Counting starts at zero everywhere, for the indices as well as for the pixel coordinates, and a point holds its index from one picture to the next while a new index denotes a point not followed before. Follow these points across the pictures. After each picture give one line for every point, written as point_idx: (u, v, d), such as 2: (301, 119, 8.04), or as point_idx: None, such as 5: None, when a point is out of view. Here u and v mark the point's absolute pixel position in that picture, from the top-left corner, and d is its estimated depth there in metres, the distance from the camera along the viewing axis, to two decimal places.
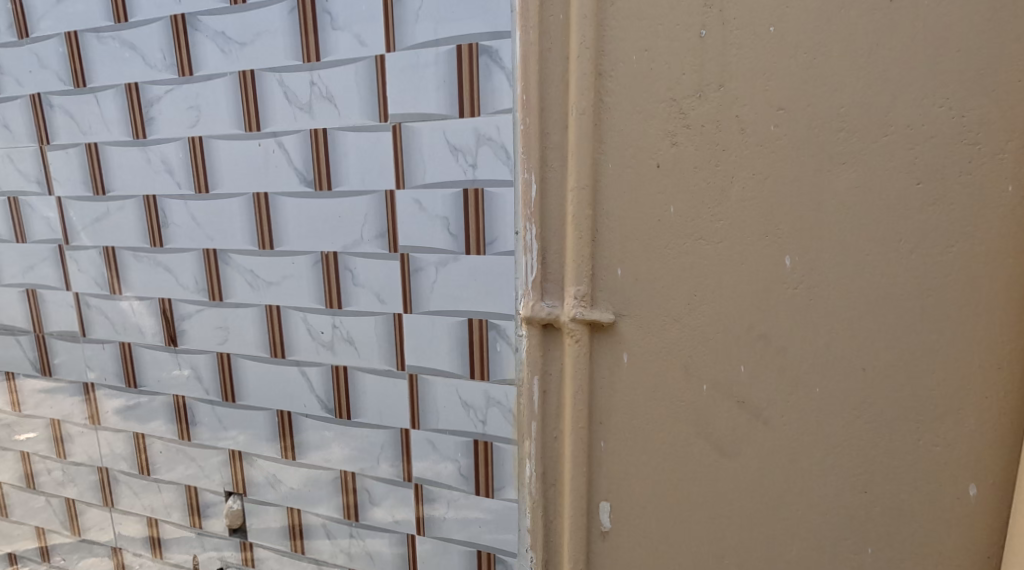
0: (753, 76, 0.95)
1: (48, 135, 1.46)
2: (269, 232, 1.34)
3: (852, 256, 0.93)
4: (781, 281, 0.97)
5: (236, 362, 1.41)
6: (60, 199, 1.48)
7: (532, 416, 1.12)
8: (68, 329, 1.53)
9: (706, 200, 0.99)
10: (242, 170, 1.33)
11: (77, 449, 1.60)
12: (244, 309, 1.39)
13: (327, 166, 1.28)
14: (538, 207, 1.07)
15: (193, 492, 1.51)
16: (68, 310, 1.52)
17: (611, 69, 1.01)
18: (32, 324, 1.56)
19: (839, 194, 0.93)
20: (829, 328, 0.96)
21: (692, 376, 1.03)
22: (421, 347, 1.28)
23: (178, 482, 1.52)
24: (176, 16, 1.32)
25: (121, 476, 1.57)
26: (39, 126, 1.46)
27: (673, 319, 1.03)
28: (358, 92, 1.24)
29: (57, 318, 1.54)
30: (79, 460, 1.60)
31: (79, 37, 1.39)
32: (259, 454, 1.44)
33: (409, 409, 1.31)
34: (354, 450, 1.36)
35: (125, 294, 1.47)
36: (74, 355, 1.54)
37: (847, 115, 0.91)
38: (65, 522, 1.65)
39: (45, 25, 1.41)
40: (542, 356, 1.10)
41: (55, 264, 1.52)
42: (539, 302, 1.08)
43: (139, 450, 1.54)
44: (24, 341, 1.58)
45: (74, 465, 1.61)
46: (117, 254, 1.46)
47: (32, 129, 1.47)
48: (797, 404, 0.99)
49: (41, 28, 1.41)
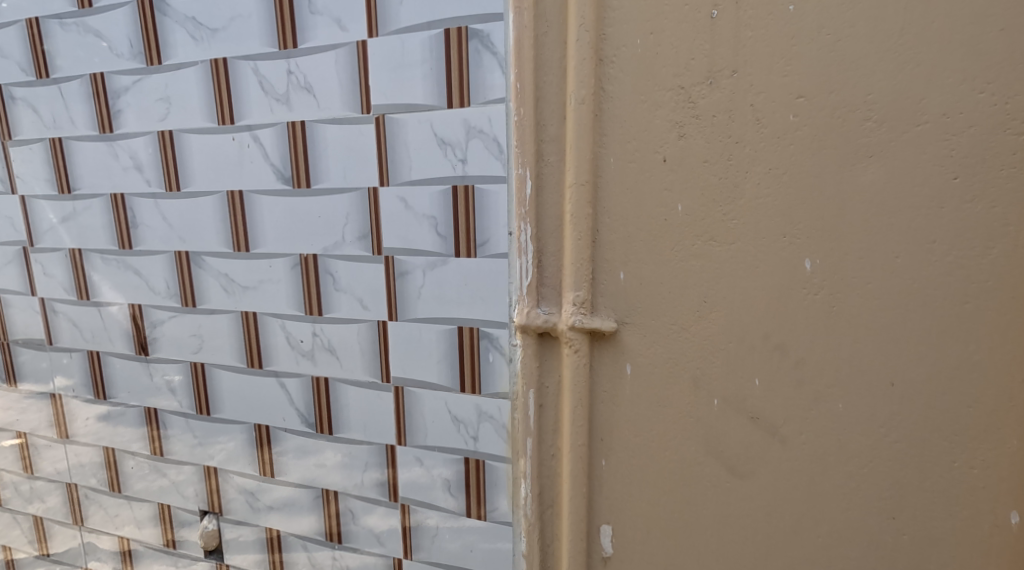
0: (770, 60, 0.86)
1: (10, 129, 1.36)
2: (244, 233, 1.25)
3: (880, 259, 0.84)
4: (800, 286, 0.88)
5: (210, 371, 1.32)
6: (23, 198, 1.39)
7: (527, 433, 1.03)
8: (33, 336, 1.44)
9: (718, 198, 0.90)
10: (216, 167, 1.25)
11: (45, 463, 1.51)
12: (218, 316, 1.30)
13: (305, 161, 1.19)
14: (533, 206, 0.98)
15: (166, 510, 1.43)
16: (34, 316, 1.43)
17: (613, 55, 0.92)
18: None
19: (865, 190, 0.84)
20: (853, 338, 0.87)
21: (702, 389, 0.95)
22: (408, 357, 1.19)
23: (151, 499, 1.43)
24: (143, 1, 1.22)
25: (91, 493, 1.48)
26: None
27: (681, 328, 0.94)
28: (339, 81, 1.15)
29: (22, 325, 1.45)
30: (47, 475, 1.51)
31: (40, 24, 1.29)
32: (236, 471, 1.35)
33: (395, 423, 1.22)
34: (338, 466, 1.28)
35: (93, 300, 1.38)
36: (41, 364, 1.46)
37: (874, 103, 0.82)
38: (33, 539, 1.56)
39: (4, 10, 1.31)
40: (538, 368, 1.01)
41: (20, 268, 1.43)
42: (535, 308, 0.99)
43: (109, 465, 1.45)
44: None
45: (42, 480, 1.52)
46: (84, 256, 1.37)
47: None
48: (817, 421, 0.90)
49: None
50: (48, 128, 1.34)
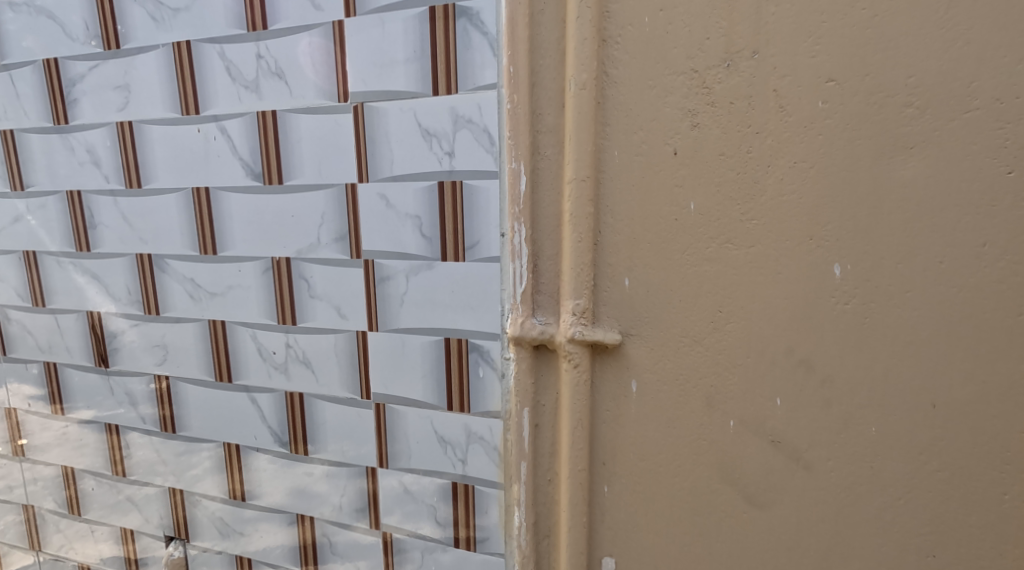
0: (795, 39, 0.76)
1: None
2: (211, 235, 1.15)
3: (921, 264, 0.74)
4: (828, 295, 0.78)
5: (176, 385, 1.22)
6: None
7: (521, 456, 0.92)
8: None
9: (735, 195, 0.80)
10: (179, 161, 1.14)
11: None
12: (184, 325, 1.19)
13: (277, 156, 1.09)
14: (529, 204, 0.88)
15: (130, 535, 1.33)
16: None
17: (617, 35, 0.82)
18: None
19: (904, 186, 0.74)
20: (890, 354, 0.76)
21: (716, 409, 0.84)
22: (390, 372, 1.09)
23: (114, 524, 1.33)
24: None
25: (48, 516, 1.38)
26: None
27: (693, 341, 0.84)
28: (313, 67, 1.05)
29: None
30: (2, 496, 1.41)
31: None
32: (204, 494, 1.25)
33: (375, 445, 1.12)
34: (314, 490, 1.18)
35: (49, 306, 1.27)
36: None
37: (917, 86, 0.72)
38: None
39: None
40: (533, 384, 0.90)
41: None
42: (529, 318, 0.89)
43: (69, 485, 1.35)
44: None
45: None
46: (39, 259, 1.26)
47: None
48: (848, 445, 0.79)
49: None
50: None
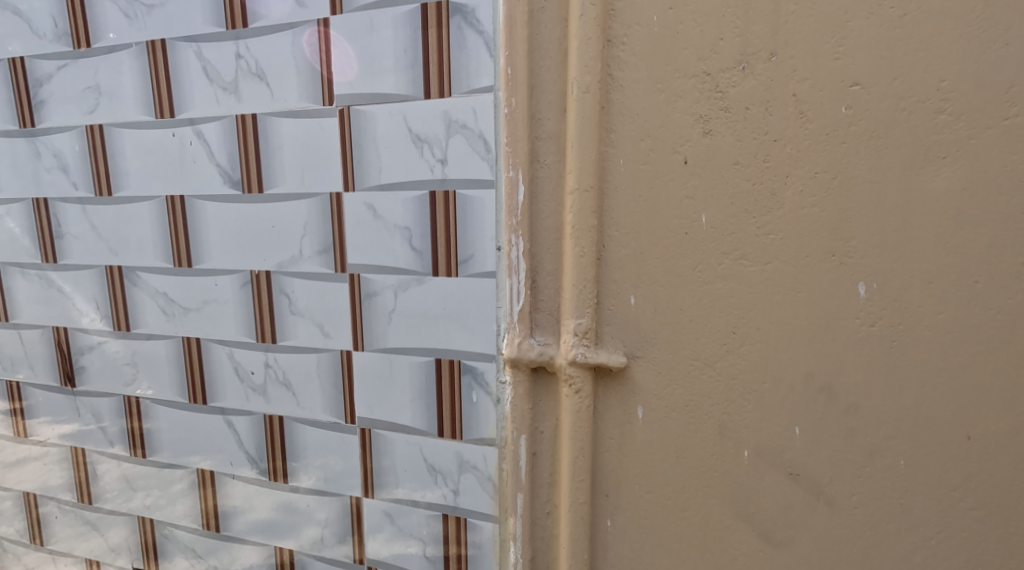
0: (817, 39, 0.70)
1: None
2: (185, 246, 1.08)
3: (955, 283, 0.68)
4: (851, 315, 0.71)
5: (147, 407, 1.15)
6: None
7: (518, 487, 0.86)
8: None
9: (750, 207, 0.74)
10: (153, 166, 1.08)
11: None
12: (157, 342, 1.12)
13: (257, 164, 1.03)
14: (527, 216, 0.81)
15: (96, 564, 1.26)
16: None
17: (623, 34, 0.76)
18: None
19: (936, 199, 0.68)
20: (920, 382, 0.70)
21: (729, 438, 0.77)
22: (376, 394, 1.03)
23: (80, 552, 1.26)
24: None
25: (8, 544, 1.32)
26: None
27: (704, 365, 0.77)
28: (300, 71, 0.99)
29: None
30: None
31: None
32: (176, 523, 1.18)
33: (358, 473, 1.06)
34: (294, 518, 1.11)
35: (13, 320, 1.21)
36: None
37: (950, 90, 0.66)
38: None
39: None
40: (531, 411, 0.84)
41: None
42: (527, 338, 0.82)
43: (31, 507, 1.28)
44: None
45: None
46: (4, 270, 1.20)
47: None
48: (874, 480, 0.73)
49: None
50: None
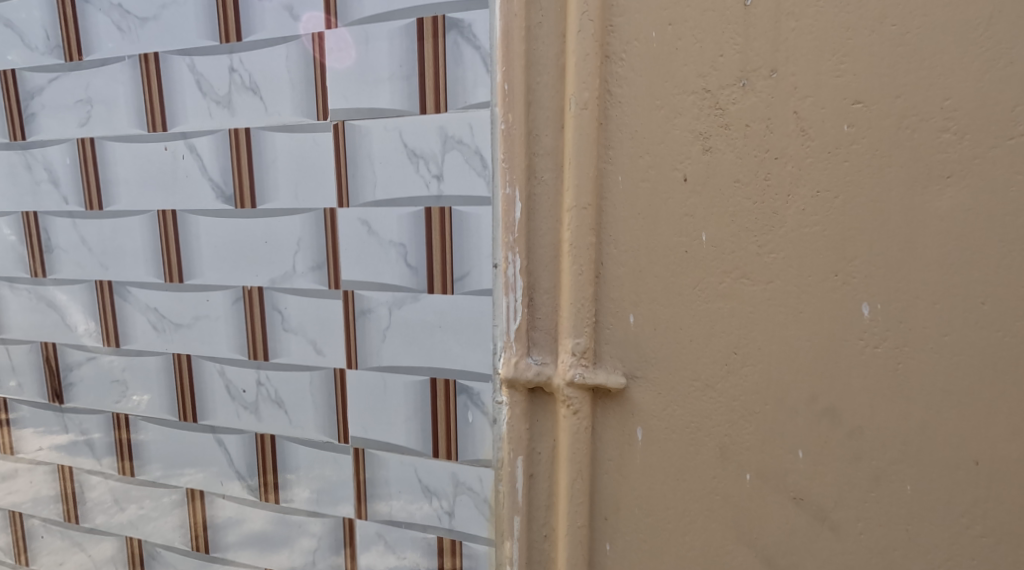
0: (818, 56, 0.69)
1: (22, 131, 1.37)
2: (230, 267, 1.30)
3: (961, 304, 0.67)
4: (854, 336, 0.70)
5: (197, 405, 1.36)
6: (28, 215, 1.40)
7: (514, 510, 0.84)
8: (68, 348, 1.44)
9: (751, 226, 0.72)
10: (192, 191, 1.29)
11: (25, 481, 1.53)
12: (182, 354, 1.36)
13: (289, 197, 1.24)
14: (524, 233, 0.80)
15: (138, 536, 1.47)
16: (45, 325, 1.44)
17: (622, 50, 0.75)
18: (21, 333, 1.47)
19: (941, 219, 0.66)
20: (926, 404, 0.68)
21: (730, 460, 0.76)
22: (375, 405, 1.26)
23: (125, 524, 1.47)
24: (137, 34, 1.27)
25: (55, 527, 1.53)
26: (14, 123, 1.38)
27: (704, 386, 0.76)
28: (307, 89, 1.20)
29: (30, 336, 1.46)
30: (46, 489, 1.52)
31: (23, 72, 1.35)
32: (223, 497, 1.38)
33: (356, 480, 1.30)
34: (314, 519, 1.34)
35: (81, 329, 1.41)
36: (36, 392, 1.48)
37: (954, 109, 0.65)
38: (14, 549, 1.58)
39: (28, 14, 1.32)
40: (527, 431, 0.82)
41: (21, 289, 1.44)
42: (524, 358, 0.81)
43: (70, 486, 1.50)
44: (24, 351, 1.48)
45: (32, 499, 1.53)
46: (72, 287, 1.40)
47: (7, 127, 1.38)
48: (880, 506, 0.71)
49: (26, 21, 1.33)
50: (16, 140, 1.38)
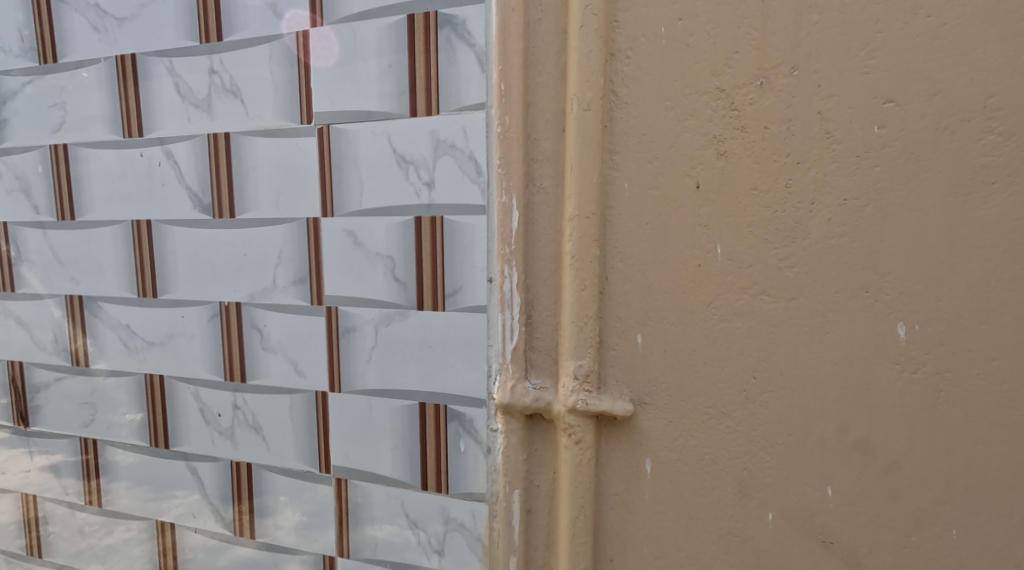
0: (844, 52, 0.62)
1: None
2: (207, 286, 1.36)
3: (1010, 324, 0.60)
4: (889, 361, 0.63)
5: (174, 426, 1.43)
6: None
7: (510, 549, 0.76)
8: (44, 362, 1.50)
9: (772, 237, 0.65)
10: (163, 201, 1.37)
11: None
12: (157, 374, 1.42)
13: (267, 210, 1.31)
14: (522, 244, 0.73)
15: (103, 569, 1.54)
16: (20, 338, 1.51)
17: (627, 48, 0.69)
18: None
19: (986, 230, 0.59)
20: (972, 438, 0.61)
21: (750, 498, 0.68)
22: (364, 428, 1.31)
23: (91, 557, 1.54)
24: (115, 39, 1.35)
25: (19, 560, 1.60)
26: None
27: (719, 415, 0.68)
28: (282, 92, 1.27)
29: (6, 349, 1.53)
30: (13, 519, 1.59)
31: (8, 79, 1.43)
32: (196, 531, 1.45)
33: (343, 507, 1.34)
34: (300, 546, 1.38)
35: (64, 340, 1.47)
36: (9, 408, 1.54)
37: (999, 108, 0.59)
38: None
39: (16, 20, 1.41)
40: (525, 462, 0.74)
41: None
42: (521, 381, 0.73)
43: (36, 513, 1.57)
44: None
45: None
46: (47, 300, 1.47)
47: None
48: (921, 551, 0.63)
49: (13, 28, 1.41)
50: None
